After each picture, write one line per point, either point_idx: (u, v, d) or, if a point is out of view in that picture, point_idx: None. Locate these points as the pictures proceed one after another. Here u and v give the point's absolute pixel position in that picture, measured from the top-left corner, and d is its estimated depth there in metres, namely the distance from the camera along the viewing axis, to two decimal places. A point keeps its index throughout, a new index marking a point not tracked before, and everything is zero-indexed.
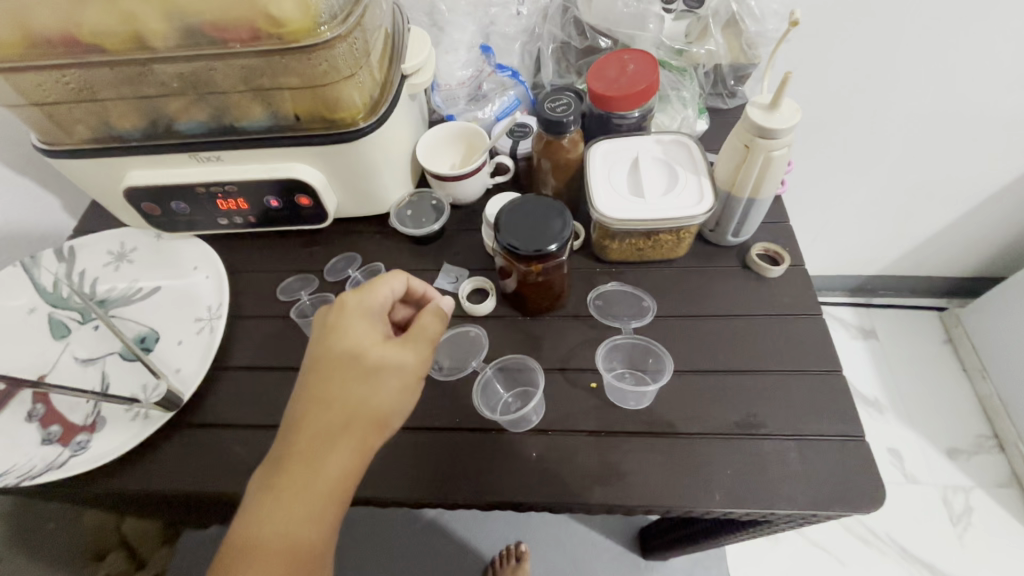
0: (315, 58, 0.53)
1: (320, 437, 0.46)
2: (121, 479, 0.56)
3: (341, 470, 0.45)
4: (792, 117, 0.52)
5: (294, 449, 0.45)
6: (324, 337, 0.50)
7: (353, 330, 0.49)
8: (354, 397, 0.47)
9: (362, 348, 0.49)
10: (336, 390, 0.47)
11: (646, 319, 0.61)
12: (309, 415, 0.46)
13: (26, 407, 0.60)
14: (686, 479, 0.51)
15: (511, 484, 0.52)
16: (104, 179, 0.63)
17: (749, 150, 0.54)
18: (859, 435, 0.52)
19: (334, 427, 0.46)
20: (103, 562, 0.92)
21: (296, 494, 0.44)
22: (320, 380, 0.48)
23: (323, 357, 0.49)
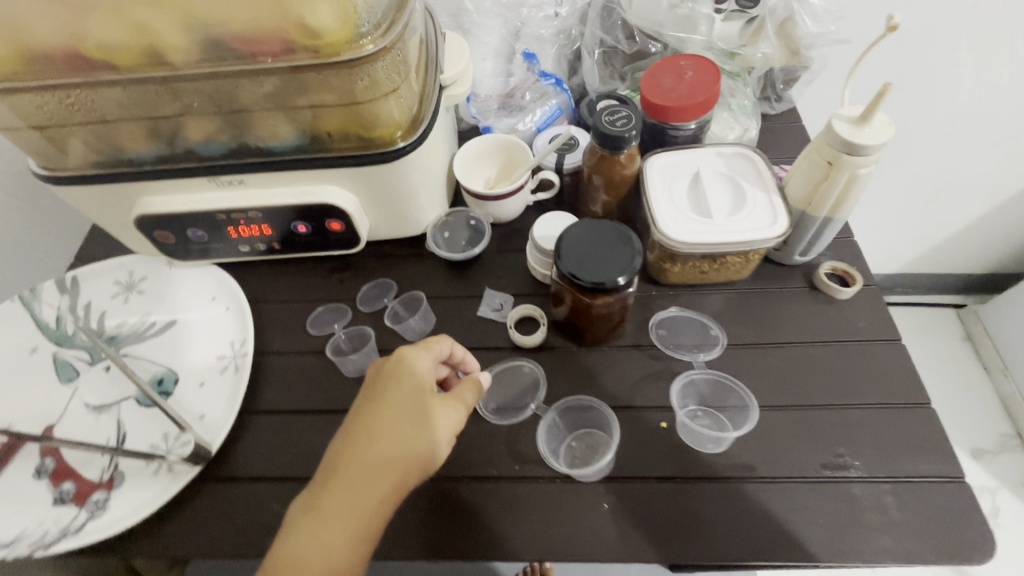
0: (355, 73, 0.47)
1: (355, 477, 0.42)
2: (148, 543, 0.51)
3: (370, 517, 0.41)
4: (883, 133, 0.47)
5: (325, 485, 0.42)
6: (378, 375, 0.47)
7: (408, 369, 0.46)
8: (397, 440, 0.43)
9: (416, 392, 0.46)
10: (381, 428, 0.44)
11: (715, 351, 0.56)
12: (349, 451, 0.43)
13: (35, 462, 0.54)
14: (777, 529, 0.47)
15: (585, 539, 0.48)
16: (113, 206, 0.57)
17: (833, 166, 0.50)
18: (959, 476, 0.48)
19: (372, 468, 0.42)
20: None
21: (322, 536, 0.40)
22: (367, 415, 0.45)
23: (373, 393, 0.46)
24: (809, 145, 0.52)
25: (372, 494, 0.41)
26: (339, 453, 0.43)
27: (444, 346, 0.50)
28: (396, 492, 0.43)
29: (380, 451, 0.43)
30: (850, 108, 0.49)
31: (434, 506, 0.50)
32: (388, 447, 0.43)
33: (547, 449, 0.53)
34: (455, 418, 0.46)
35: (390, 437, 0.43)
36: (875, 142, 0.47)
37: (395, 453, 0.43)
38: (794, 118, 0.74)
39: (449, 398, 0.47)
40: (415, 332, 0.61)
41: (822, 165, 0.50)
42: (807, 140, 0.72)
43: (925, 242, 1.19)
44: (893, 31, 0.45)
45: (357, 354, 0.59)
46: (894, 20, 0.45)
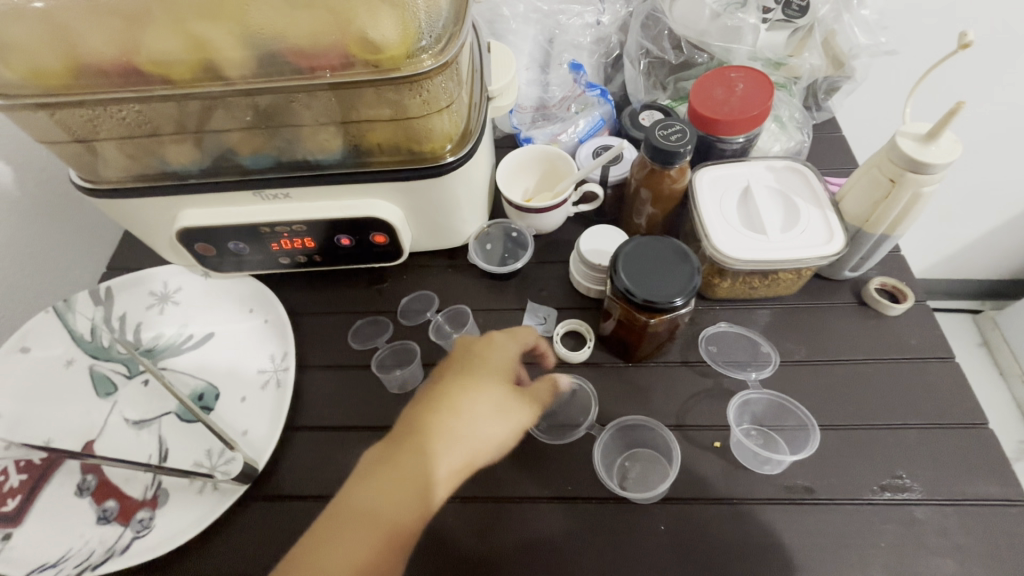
0: (411, 90, 0.46)
1: (433, 446, 0.48)
2: (194, 563, 0.50)
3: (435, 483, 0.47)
4: (949, 151, 0.47)
5: (406, 448, 0.49)
6: (469, 355, 0.57)
7: (495, 353, 0.57)
8: (477, 421, 0.51)
9: (500, 380, 0.55)
10: (464, 405, 0.51)
11: (768, 370, 0.55)
12: (433, 420, 0.50)
13: (77, 479, 0.54)
14: (839, 553, 0.46)
15: (644, 563, 0.47)
16: (155, 218, 0.56)
17: (895, 184, 0.49)
18: (1021, 500, 0.47)
19: (448, 443, 0.49)
20: None
21: (392, 487, 0.46)
22: (454, 392, 0.52)
23: (462, 370, 0.55)
24: (869, 162, 0.52)
25: (444, 463, 0.48)
26: (424, 418, 0.51)
27: (528, 338, 0.58)
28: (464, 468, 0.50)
29: (460, 428, 0.50)
30: (915, 125, 0.49)
31: (486, 526, 0.49)
32: (468, 426, 0.50)
33: (601, 467, 0.52)
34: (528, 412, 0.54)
35: (472, 418, 0.51)
36: (942, 162, 0.46)
37: (471, 431, 0.50)
38: (835, 128, 0.73)
39: (527, 394, 0.55)
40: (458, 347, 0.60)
41: (884, 183, 0.50)
42: (850, 151, 0.70)
43: (957, 256, 1.15)
44: (965, 47, 0.45)
45: (402, 370, 0.58)
46: (967, 37, 0.44)
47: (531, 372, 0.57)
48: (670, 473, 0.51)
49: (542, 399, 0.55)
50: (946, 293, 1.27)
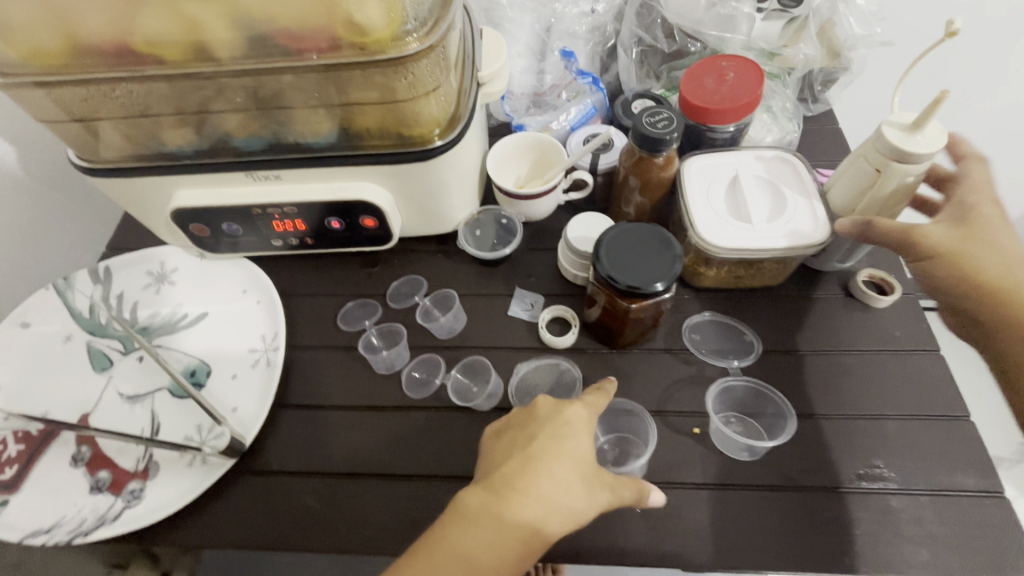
0: (398, 72, 0.47)
1: (507, 510, 0.39)
2: (182, 532, 0.51)
3: (494, 560, 0.38)
4: (936, 142, 0.46)
5: (470, 510, 0.40)
6: (551, 408, 0.45)
7: (582, 413, 0.44)
8: (564, 492, 0.40)
9: (589, 452, 0.43)
10: (549, 462, 0.41)
11: (751, 357, 0.56)
12: (508, 481, 0.40)
13: (72, 450, 0.55)
14: (814, 539, 0.46)
15: (619, 544, 0.47)
16: (151, 198, 0.57)
17: (881, 174, 0.49)
18: (998, 491, 0.47)
19: (524, 509, 0.39)
20: None
21: (450, 552, 0.38)
22: (536, 451, 0.42)
23: (544, 425, 0.43)
24: (856, 153, 0.52)
25: (513, 534, 0.39)
26: (497, 476, 0.41)
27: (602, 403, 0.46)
28: (531, 545, 0.39)
29: (541, 490, 0.40)
30: (902, 116, 0.48)
31: None
32: (552, 490, 0.40)
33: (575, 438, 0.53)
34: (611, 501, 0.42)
35: (558, 482, 0.40)
36: (926, 153, 0.46)
37: (552, 500, 0.40)
38: (832, 120, 0.72)
39: (613, 481, 0.43)
40: (445, 330, 0.61)
41: (869, 173, 0.50)
42: (844, 144, 0.70)
43: None
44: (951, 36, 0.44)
45: (389, 352, 0.60)
46: (953, 25, 0.44)
47: (517, 357, 0.58)
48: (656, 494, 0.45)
49: (625, 497, 0.43)
50: None
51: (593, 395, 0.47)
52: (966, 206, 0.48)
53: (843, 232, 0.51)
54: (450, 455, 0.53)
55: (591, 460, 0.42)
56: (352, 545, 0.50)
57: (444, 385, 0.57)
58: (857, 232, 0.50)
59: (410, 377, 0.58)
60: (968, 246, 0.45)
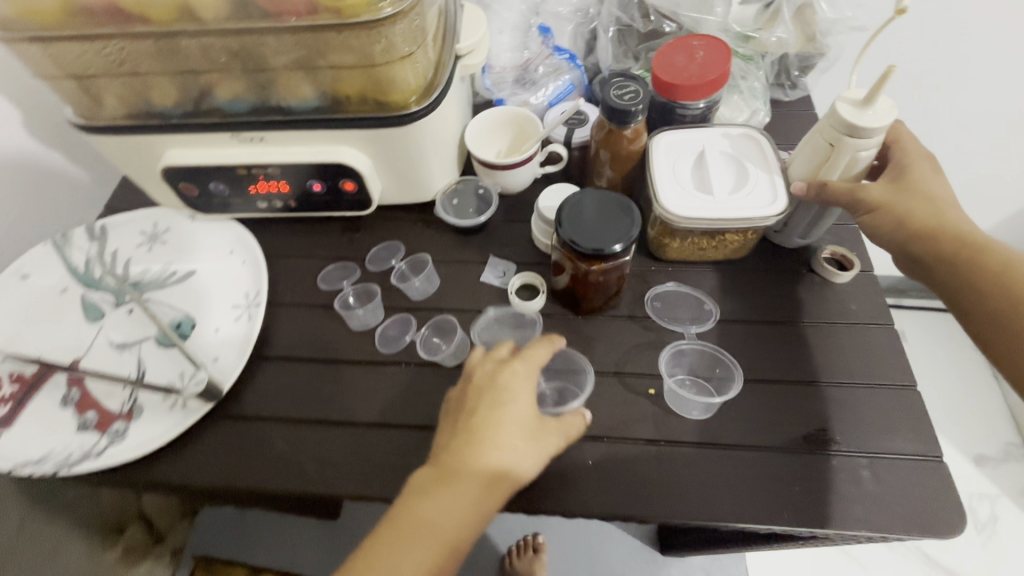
0: (373, 35, 0.49)
1: (456, 481, 0.41)
2: (160, 472, 0.54)
3: (464, 520, 0.40)
4: (884, 116, 0.48)
5: (420, 487, 0.42)
6: (487, 377, 0.46)
7: (519, 376, 0.46)
8: (509, 453, 0.42)
9: (533, 410, 0.45)
10: (495, 428, 0.43)
11: (708, 324, 0.58)
12: (459, 451, 0.42)
13: (61, 392, 0.59)
14: (755, 493, 0.49)
15: (569, 492, 0.50)
16: (143, 157, 0.60)
17: (834, 148, 0.51)
18: (936, 455, 0.50)
19: (473, 478, 0.41)
20: (123, 534, 0.88)
21: (424, 524, 0.40)
22: (479, 420, 0.43)
23: (488, 392, 0.45)
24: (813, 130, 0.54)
25: (476, 496, 0.41)
26: (445, 452, 0.43)
27: (545, 352, 0.48)
28: (484, 510, 0.41)
29: (487, 456, 0.42)
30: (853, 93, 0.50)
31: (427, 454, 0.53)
32: (498, 454, 0.42)
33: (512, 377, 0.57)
34: (556, 444, 0.45)
35: (503, 445, 0.42)
36: (874, 128, 0.48)
37: (500, 460, 0.42)
38: (808, 105, 0.74)
39: (558, 426, 0.46)
40: (420, 292, 0.63)
41: (824, 148, 0.52)
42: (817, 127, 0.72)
43: None
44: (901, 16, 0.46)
45: (364, 310, 0.63)
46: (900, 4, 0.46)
47: (485, 320, 0.61)
48: (588, 418, 0.49)
49: (571, 426, 0.47)
50: None
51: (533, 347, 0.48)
52: (901, 164, 0.52)
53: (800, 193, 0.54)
54: (416, 406, 0.56)
55: (533, 417, 0.45)
56: (319, 487, 0.52)
57: (414, 342, 0.60)
58: (814, 193, 0.53)
59: (383, 334, 0.61)
60: (904, 195, 0.49)
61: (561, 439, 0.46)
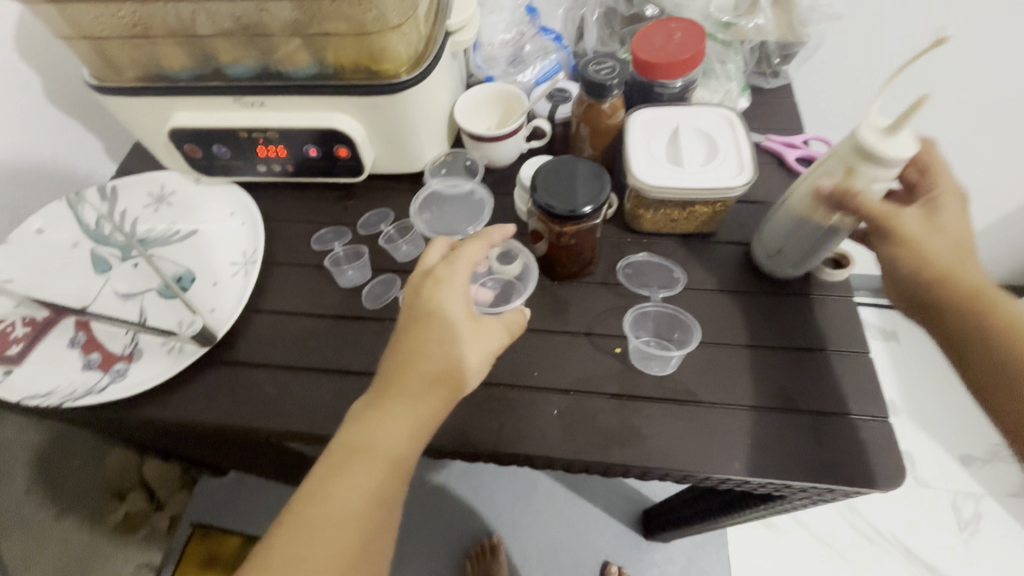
0: (365, 5, 0.53)
1: (397, 397, 0.45)
2: (156, 409, 0.58)
3: (408, 439, 0.45)
4: (912, 147, 0.46)
5: (366, 407, 0.46)
6: (417, 302, 0.48)
7: (449, 290, 0.48)
8: (443, 361, 0.46)
9: (466, 319, 0.48)
10: (429, 353, 0.46)
11: (676, 290, 0.61)
12: (399, 375, 0.46)
13: (70, 334, 0.63)
14: (709, 445, 0.52)
15: (534, 438, 0.53)
16: (152, 119, 0.65)
17: (849, 174, 0.49)
18: (883, 416, 0.52)
19: (412, 389, 0.46)
20: (125, 501, 0.87)
21: (374, 452, 0.44)
22: (414, 346, 0.47)
23: (420, 309, 0.48)
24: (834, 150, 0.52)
25: (417, 416, 0.45)
26: (386, 374, 0.47)
27: (473, 251, 0.50)
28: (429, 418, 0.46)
29: (423, 367, 0.46)
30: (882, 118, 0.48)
31: None
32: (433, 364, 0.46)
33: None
34: (496, 343, 0.49)
35: (436, 354, 0.46)
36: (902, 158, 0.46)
37: (436, 368, 0.46)
38: (788, 93, 0.77)
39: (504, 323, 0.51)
40: (407, 255, 0.67)
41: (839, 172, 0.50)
42: (795, 114, 0.75)
43: None
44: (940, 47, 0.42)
45: (352, 268, 0.66)
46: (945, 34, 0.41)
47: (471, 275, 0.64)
48: (527, 314, 0.53)
49: (514, 320, 0.52)
50: None
51: (464, 249, 0.51)
52: (933, 200, 0.49)
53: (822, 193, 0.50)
54: None
55: (468, 324, 0.48)
56: (302, 427, 0.56)
57: (398, 299, 0.64)
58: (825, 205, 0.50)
59: (370, 292, 0.65)
60: (934, 237, 0.46)
61: (503, 335, 0.50)
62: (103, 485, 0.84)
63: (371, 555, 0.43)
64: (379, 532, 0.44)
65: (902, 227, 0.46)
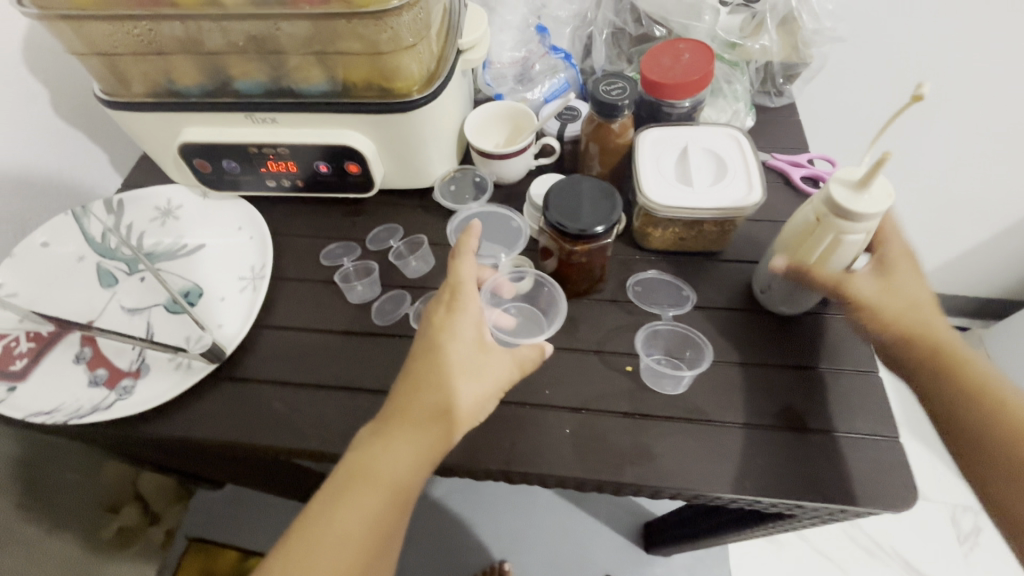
0: (380, 25, 0.54)
1: (402, 426, 0.46)
2: (163, 427, 0.58)
3: (411, 470, 0.45)
4: (879, 203, 0.49)
5: (373, 434, 0.47)
6: (429, 327, 0.49)
7: (460, 320, 0.49)
8: (450, 394, 0.46)
9: (473, 350, 0.48)
10: (438, 384, 0.47)
11: (685, 308, 0.62)
12: (407, 404, 0.47)
13: (75, 349, 0.62)
14: (720, 465, 0.52)
15: (545, 457, 0.53)
16: (162, 133, 0.65)
17: (820, 224, 0.52)
18: (892, 436, 0.53)
19: (418, 420, 0.46)
20: (118, 514, 0.86)
21: (377, 480, 0.45)
22: (425, 374, 0.47)
23: (429, 337, 0.48)
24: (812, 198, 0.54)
25: (421, 448, 0.45)
26: (395, 402, 0.47)
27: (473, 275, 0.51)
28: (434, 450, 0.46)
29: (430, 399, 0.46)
30: (851, 174, 0.51)
31: None
32: (439, 396, 0.46)
33: (485, 290, 0.63)
34: (504, 376, 0.49)
35: (443, 386, 0.47)
36: (864, 213, 0.49)
37: (443, 400, 0.46)
38: (792, 112, 0.78)
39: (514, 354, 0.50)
40: (416, 272, 0.67)
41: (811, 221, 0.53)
42: (800, 133, 0.76)
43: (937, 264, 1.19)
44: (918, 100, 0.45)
45: (361, 284, 0.67)
46: (920, 90, 0.44)
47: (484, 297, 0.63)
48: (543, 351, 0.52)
49: (523, 354, 0.51)
50: None
51: (456, 268, 0.51)
52: (883, 257, 0.54)
53: (780, 271, 0.56)
54: None
55: (475, 355, 0.48)
56: (311, 444, 0.56)
57: (408, 315, 0.64)
58: (792, 274, 0.55)
59: (380, 307, 0.65)
60: (885, 301, 0.52)
61: (513, 368, 0.50)
62: (97, 499, 0.83)
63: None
64: (376, 557, 0.45)
65: (856, 295, 0.52)
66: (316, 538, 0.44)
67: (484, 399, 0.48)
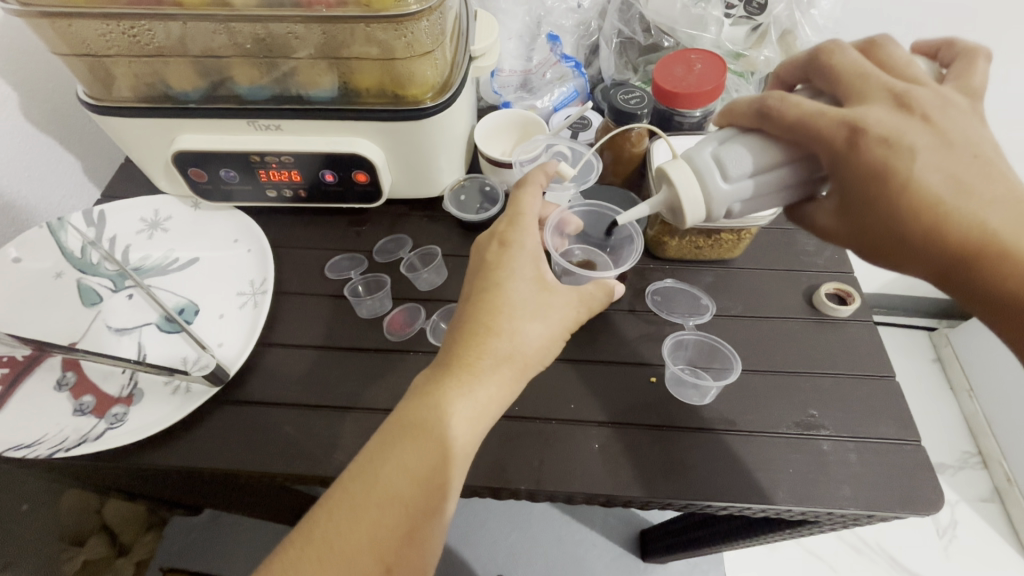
0: (399, 29, 0.52)
1: (463, 368, 0.43)
2: (159, 456, 0.53)
3: (470, 415, 0.42)
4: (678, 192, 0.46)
5: (429, 378, 0.44)
6: (483, 266, 0.48)
7: (519, 257, 0.47)
8: (512, 332, 0.44)
9: (532, 291, 0.46)
10: (502, 324, 0.44)
11: (704, 317, 0.62)
12: (466, 344, 0.44)
13: (56, 374, 0.57)
14: (751, 476, 0.51)
15: (574, 474, 0.52)
16: (155, 139, 0.61)
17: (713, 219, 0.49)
18: (914, 439, 0.53)
19: (481, 362, 0.44)
20: (82, 547, 0.77)
21: (431, 429, 0.42)
22: (483, 314, 0.45)
23: (486, 273, 0.47)
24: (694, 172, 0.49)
25: (484, 391, 0.43)
26: (453, 341, 0.45)
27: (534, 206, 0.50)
28: (498, 393, 0.44)
29: (492, 338, 0.44)
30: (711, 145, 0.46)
31: None
32: (503, 335, 0.44)
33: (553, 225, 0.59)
34: (565, 315, 0.47)
35: (505, 324, 0.45)
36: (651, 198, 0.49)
37: (505, 337, 0.44)
38: None
39: (579, 294, 0.49)
40: (428, 284, 0.66)
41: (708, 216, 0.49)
42: None
43: None
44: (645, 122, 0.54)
45: (372, 298, 0.64)
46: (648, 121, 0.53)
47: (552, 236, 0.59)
48: (613, 293, 0.50)
49: (592, 295, 0.49)
50: (905, 310, 1.36)
51: (520, 200, 0.51)
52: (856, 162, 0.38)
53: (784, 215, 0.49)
54: None
55: (537, 295, 0.46)
56: (325, 469, 0.52)
57: (422, 329, 0.61)
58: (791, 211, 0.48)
59: (392, 321, 0.62)
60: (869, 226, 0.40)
61: (577, 307, 0.48)
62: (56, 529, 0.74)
63: (417, 551, 0.40)
64: (427, 524, 0.40)
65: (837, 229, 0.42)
66: (365, 490, 0.40)
67: (546, 343, 0.46)
